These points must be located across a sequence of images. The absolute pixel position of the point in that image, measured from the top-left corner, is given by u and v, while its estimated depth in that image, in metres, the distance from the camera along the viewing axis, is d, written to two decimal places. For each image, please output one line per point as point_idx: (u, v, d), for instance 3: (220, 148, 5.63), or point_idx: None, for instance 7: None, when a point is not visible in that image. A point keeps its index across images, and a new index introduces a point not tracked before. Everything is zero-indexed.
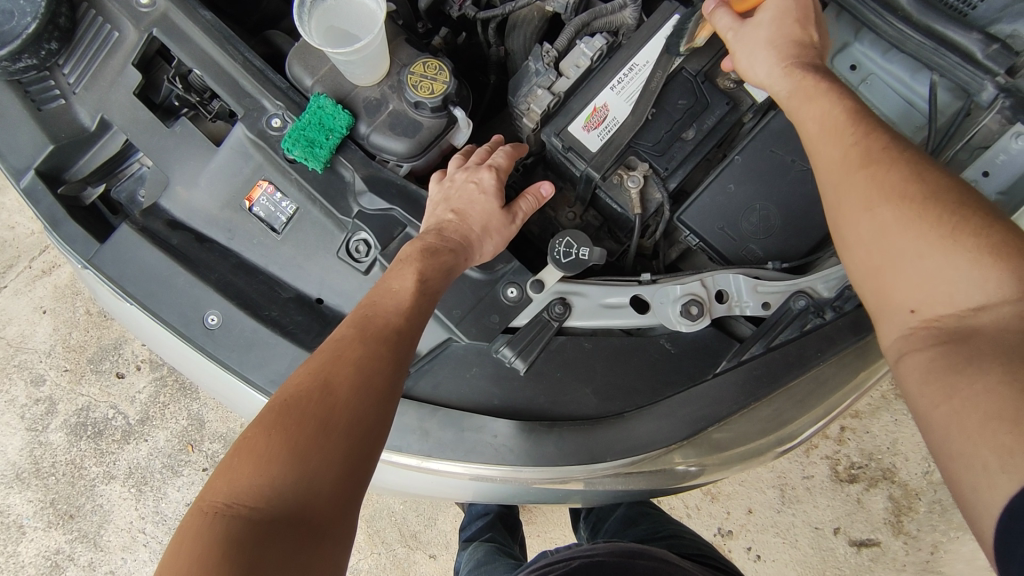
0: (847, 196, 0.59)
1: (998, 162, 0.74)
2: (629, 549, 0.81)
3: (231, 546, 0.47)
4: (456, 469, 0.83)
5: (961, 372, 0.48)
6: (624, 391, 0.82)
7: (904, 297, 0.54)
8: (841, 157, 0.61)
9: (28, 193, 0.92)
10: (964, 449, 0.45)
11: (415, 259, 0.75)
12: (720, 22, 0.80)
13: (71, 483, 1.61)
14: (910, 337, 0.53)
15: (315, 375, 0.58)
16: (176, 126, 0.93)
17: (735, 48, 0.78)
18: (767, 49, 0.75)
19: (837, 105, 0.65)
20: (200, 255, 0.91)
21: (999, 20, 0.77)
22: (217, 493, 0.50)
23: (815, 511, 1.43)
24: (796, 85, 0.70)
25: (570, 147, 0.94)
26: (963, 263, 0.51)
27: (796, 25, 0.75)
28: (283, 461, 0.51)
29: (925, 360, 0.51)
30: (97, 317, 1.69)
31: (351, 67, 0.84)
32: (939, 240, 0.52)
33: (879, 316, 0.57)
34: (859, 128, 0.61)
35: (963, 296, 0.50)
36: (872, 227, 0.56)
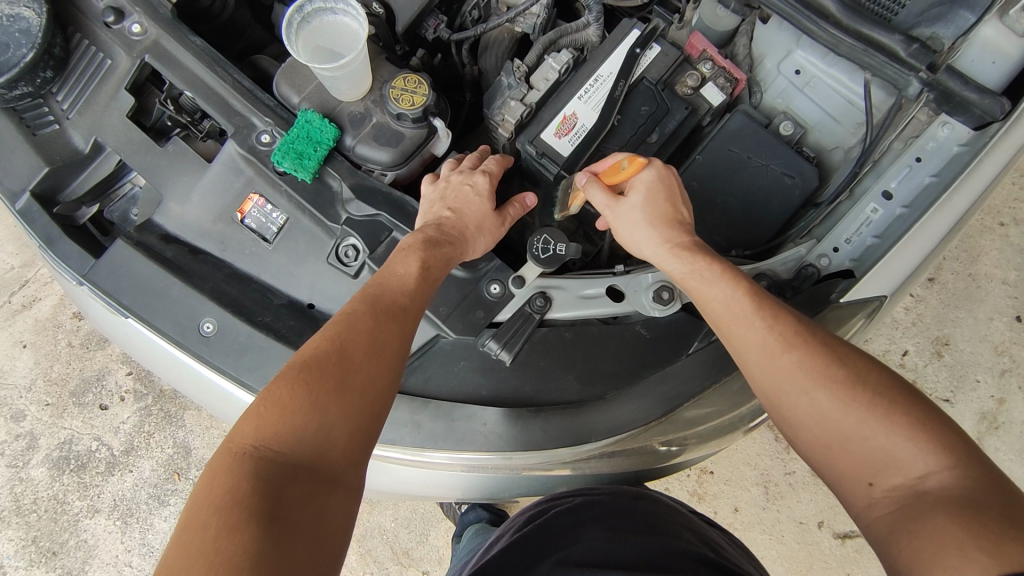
0: (775, 382, 0.67)
1: (929, 148, 0.86)
2: (634, 490, 0.88)
3: (260, 480, 0.53)
4: (449, 460, 0.87)
5: (915, 522, 0.56)
6: (604, 375, 0.88)
7: (861, 471, 0.61)
8: (761, 344, 0.68)
9: (24, 214, 0.95)
10: (923, 575, 0.53)
11: (418, 247, 0.78)
12: (594, 199, 0.87)
13: (53, 519, 1.59)
14: (875, 506, 0.60)
15: (334, 341, 0.63)
16: (169, 145, 0.98)
17: (616, 227, 0.86)
18: (647, 229, 0.82)
19: (738, 290, 0.72)
20: (194, 267, 0.95)
21: (918, 24, 0.85)
22: (245, 435, 0.56)
23: (799, 506, 1.49)
24: (688, 268, 0.76)
25: (544, 153, 1.00)
26: (901, 440, 0.59)
27: (667, 204, 0.83)
28: (305, 412, 0.57)
29: (889, 519, 0.58)
30: (79, 349, 1.69)
31: (336, 82, 0.90)
32: (874, 419, 0.61)
33: (841, 489, 0.63)
34: (767, 314, 0.69)
35: (909, 467, 0.58)
36: (811, 411, 0.64)
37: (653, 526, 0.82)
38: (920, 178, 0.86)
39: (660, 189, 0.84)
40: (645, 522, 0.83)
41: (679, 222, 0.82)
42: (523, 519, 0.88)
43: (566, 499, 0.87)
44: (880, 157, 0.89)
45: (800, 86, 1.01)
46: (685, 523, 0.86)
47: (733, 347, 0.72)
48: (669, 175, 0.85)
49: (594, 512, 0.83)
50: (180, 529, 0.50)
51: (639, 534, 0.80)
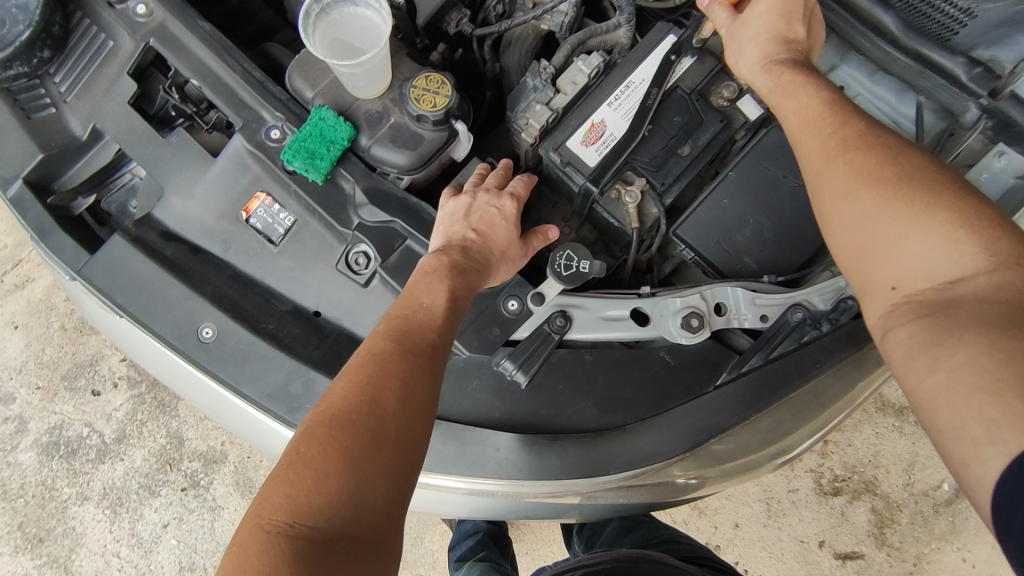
0: (831, 178, 0.63)
1: (981, 179, 0.79)
2: (637, 552, 0.83)
3: (299, 565, 0.49)
4: (456, 484, 0.83)
5: (942, 348, 0.51)
6: (626, 403, 0.83)
7: (885, 276, 0.58)
8: (822, 146, 0.65)
9: (16, 202, 0.89)
10: (950, 420, 0.49)
11: (443, 274, 0.75)
12: (717, 16, 0.82)
13: (41, 505, 1.55)
14: (892, 318, 0.56)
15: (362, 390, 0.59)
16: (172, 135, 0.92)
17: (727, 39, 0.81)
18: (755, 44, 0.77)
19: (817, 97, 0.68)
20: (194, 267, 0.89)
21: (977, 46, 0.78)
22: (276, 510, 0.52)
23: (800, 524, 1.45)
24: (775, 81, 0.73)
25: (569, 162, 0.94)
26: (936, 236, 0.55)
27: (784, 20, 0.77)
28: (340, 477, 0.53)
29: (908, 333, 0.54)
30: (73, 333, 1.64)
31: (353, 79, 0.84)
32: (911, 215, 0.57)
33: (865, 296, 0.60)
34: (839, 117, 0.66)
35: (940, 270, 0.55)
36: (852, 211, 0.61)
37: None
38: None
39: (789, 2, 0.77)
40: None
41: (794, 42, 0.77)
42: None
43: None
44: None
45: None
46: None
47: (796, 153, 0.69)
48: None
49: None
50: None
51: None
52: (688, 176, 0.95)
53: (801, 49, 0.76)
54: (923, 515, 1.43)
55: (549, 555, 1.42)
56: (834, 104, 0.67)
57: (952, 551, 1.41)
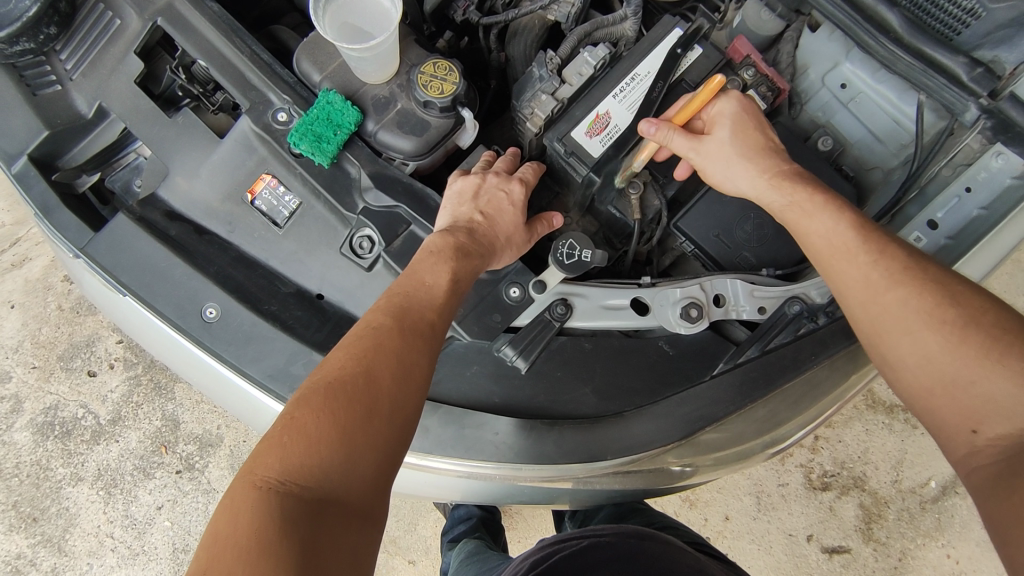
0: (882, 318, 0.67)
1: (980, 178, 0.83)
2: (639, 530, 0.81)
3: (288, 522, 0.50)
4: (454, 466, 0.84)
5: (1012, 477, 0.57)
6: (623, 391, 0.84)
7: (963, 419, 0.62)
8: (865, 280, 0.69)
9: (20, 178, 0.89)
10: (1021, 544, 0.53)
11: (448, 256, 0.75)
12: (676, 143, 0.88)
13: (35, 485, 1.55)
14: (976, 456, 0.61)
15: (358, 362, 0.61)
16: (178, 116, 0.92)
17: (703, 166, 0.88)
18: (742, 163, 0.84)
19: (843, 223, 0.72)
20: (198, 248, 0.90)
21: (981, 46, 0.78)
22: (268, 468, 0.53)
23: (789, 518, 1.47)
24: (789, 199, 0.78)
25: (572, 152, 0.94)
26: (1002, 379, 0.60)
27: (754, 134, 0.85)
28: (332, 443, 0.55)
29: (988, 473, 0.59)
30: (70, 313, 1.63)
31: (361, 63, 0.84)
32: (977, 361, 0.62)
33: (939, 434, 0.64)
34: (873, 247, 0.70)
35: (1016, 414, 0.59)
36: (914, 350, 0.65)
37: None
38: (969, 210, 0.83)
39: (749, 126, 0.86)
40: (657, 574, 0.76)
41: (770, 150, 0.84)
42: (527, 565, 0.77)
43: (570, 542, 0.78)
44: (926, 185, 0.87)
45: (844, 101, 0.98)
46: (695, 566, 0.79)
47: (829, 280, 0.73)
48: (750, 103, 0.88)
49: (603, 558, 0.76)
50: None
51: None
52: (691, 169, 0.97)
53: (780, 157, 0.84)
54: (909, 512, 1.46)
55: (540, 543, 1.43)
56: (857, 228, 0.71)
57: (936, 547, 1.44)
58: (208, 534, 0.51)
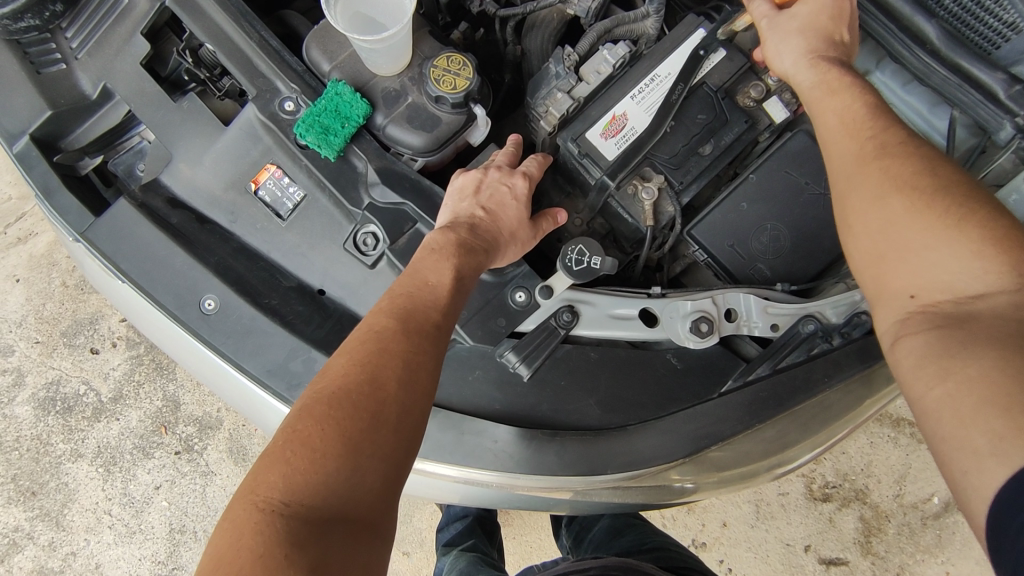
0: (857, 186, 0.60)
1: (1010, 200, 0.77)
2: (624, 562, 0.80)
3: (294, 545, 0.48)
4: (452, 472, 0.82)
5: (954, 359, 0.49)
6: (628, 404, 0.82)
7: (903, 284, 0.55)
8: (857, 150, 0.62)
9: (21, 158, 0.88)
10: (953, 429, 0.47)
11: (451, 251, 0.72)
12: (758, 8, 0.79)
13: (35, 459, 1.55)
14: (906, 321, 0.54)
15: (362, 370, 0.58)
16: (184, 101, 0.90)
17: (766, 31, 0.78)
18: (798, 38, 0.75)
19: (860, 101, 0.66)
20: (200, 237, 0.88)
21: (1019, 62, 0.75)
22: (271, 487, 0.51)
23: (788, 528, 1.45)
24: (818, 77, 0.71)
25: (586, 153, 0.93)
26: (964, 251, 0.52)
27: (830, 22, 0.75)
28: (338, 458, 0.52)
29: (920, 344, 0.52)
30: (74, 290, 1.63)
31: (373, 55, 0.81)
32: (942, 226, 0.54)
33: (878, 304, 0.58)
34: (879, 125, 0.63)
35: (961, 284, 0.52)
36: (879, 215, 0.58)
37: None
38: None
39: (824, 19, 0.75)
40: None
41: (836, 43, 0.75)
42: None
43: None
44: None
45: None
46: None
47: (825, 152, 0.67)
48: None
49: None
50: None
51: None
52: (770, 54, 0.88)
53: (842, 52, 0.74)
54: (909, 527, 1.44)
55: (536, 542, 1.42)
56: (875, 111, 0.65)
57: (936, 564, 1.42)
58: (209, 560, 0.48)
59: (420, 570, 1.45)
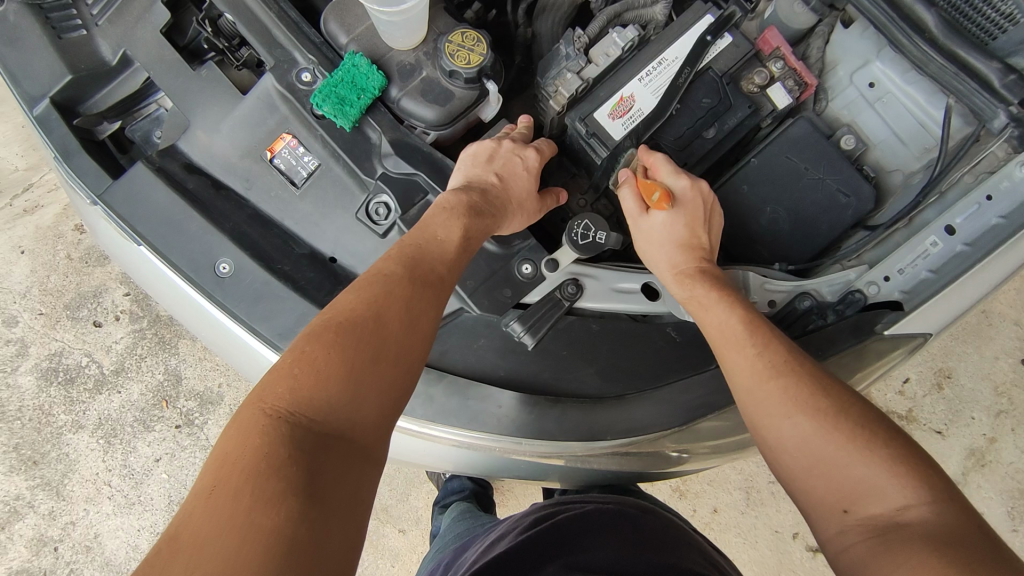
0: (762, 406, 0.64)
1: (1001, 187, 0.80)
2: (642, 504, 0.84)
3: (296, 451, 0.50)
4: (455, 436, 0.85)
5: (893, 551, 0.52)
6: (627, 374, 0.85)
7: (835, 499, 0.58)
8: (749, 366, 0.66)
9: (41, 121, 0.89)
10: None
11: (461, 212, 0.75)
12: (625, 204, 0.86)
13: (36, 429, 1.57)
14: (845, 536, 0.57)
15: (369, 306, 0.61)
16: (202, 70, 0.92)
17: (638, 238, 0.87)
18: (665, 250, 0.83)
19: (735, 314, 0.72)
20: (215, 203, 0.90)
21: (1014, 54, 0.78)
22: (278, 399, 0.53)
23: (776, 514, 1.49)
24: (688, 294, 0.78)
25: (594, 133, 0.95)
26: (884, 472, 0.56)
27: (687, 228, 0.83)
28: (341, 381, 0.55)
29: (864, 547, 0.55)
30: (78, 263, 1.64)
31: (391, 28, 0.84)
32: (857, 451, 0.58)
33: (814, 513, 0.60)
34: (759, 339, 0.68)
35: (889, 498, 0.55)
36: (793, 437, 0.61)
37: (658, 544, 0.75)
38: (987, 218, 0.81)
39: (682, 232, 0.83)
40: (647, 537, 0.77)
41: (697, 247, 0.82)
42: (529, 522, 0.82)
43: (572, 507, 0.82)
44: (946, 190, 0.84)
45: (870, 100, 0.97)
46: (691, 544, 0.80)
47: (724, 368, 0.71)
48: (699, 203, 0.83)
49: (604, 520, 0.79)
50: (208, 498, 0.47)
51: (639, 545, 0.74)
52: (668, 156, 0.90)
53: (705, 256, 0.82)
54: None
55: None
56: (748, 321, 0.70)
57: None
58: (213, 458, 0.50)
59: (416, 547, 1.48)
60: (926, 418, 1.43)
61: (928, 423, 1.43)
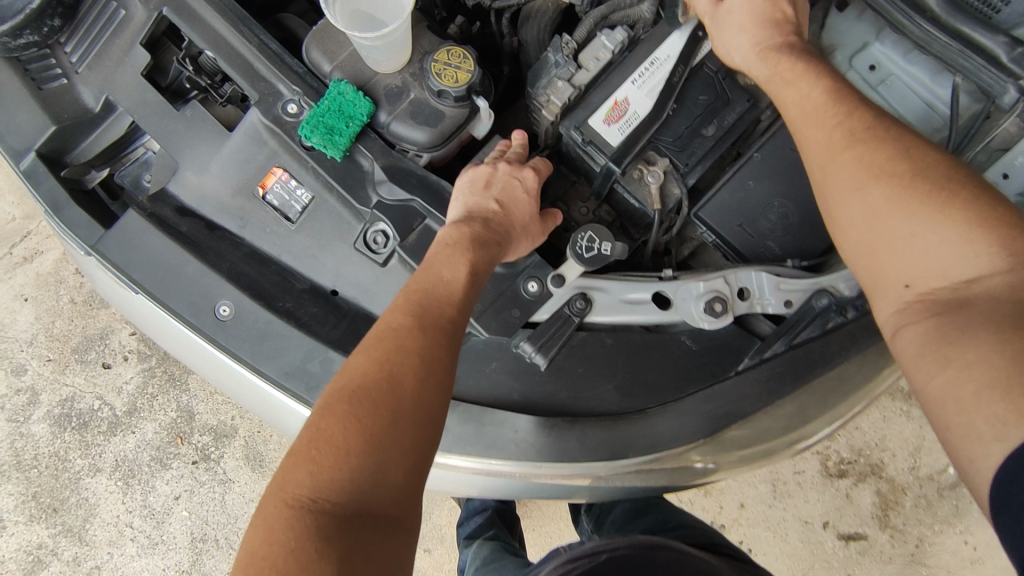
0: (836, 168, 0.66)
1: (1017, 163, 0.77)
2: (652, 540, 0.79)
3: (323, 540, 0.49)
4: (473, 465, 0.83)
5: (953, 348, 0.53)
6: (646, 388, 0.82)
7: (899, 275, 0.60)
8: (827, 140, 0.67)
9: (29, 174, 0.88)
10: (958, 417, 0.50)
11: (465, 245, 0.72)
12: (699, 5, 0.87)
13: (54, 476, 1.56)
14: (906, 305, 0.58)
15: (380, 367, 0.58)
16: (187, 109, 0.90)
17: (715, 32, 0.86)
18: (744, 32, 0.82)
19: (817, 89, 0.72)
20: (211, 244, 0.88)
21: (1021, 25, 0.76)
22: (299, 485, 0.52)
23: (806, 505, 1.45)
24: (772, 70, 0.77)
25: (590, 141, 0.92)
26: (952, 240, 0.57)
27: (766, 6, 0.82)
28: (360, 454, 0.53)
29: (920, 332, 0.56)
30: (83, 307, 1.63)
31: (374, 53, 0.82)
32: (928, 214, 0.58)
33: (878, 294, 0.62)
34: (844, 109, 0.68)
35: (957, 270, 0.56)
36: (862, 207, 0.62)
37: None
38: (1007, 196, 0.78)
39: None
40: None
41: (781, 22, 0.82)
42: None
43: (587, 557, 0.77)
44: None
45: (873, 84, 0.92)
46: None
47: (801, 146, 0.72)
48: None
49: None
50: None
51: None
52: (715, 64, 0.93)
53: (788, 31, 0.81)
54: (926, 498, 1.44)
55: (556, 533, 1.44)
56: (831, 92, 0.71)
57: (954, 533, 1.43)
58: (244, 558, 0.49)
59: (441, 566, 1.46)
60: None
61: None
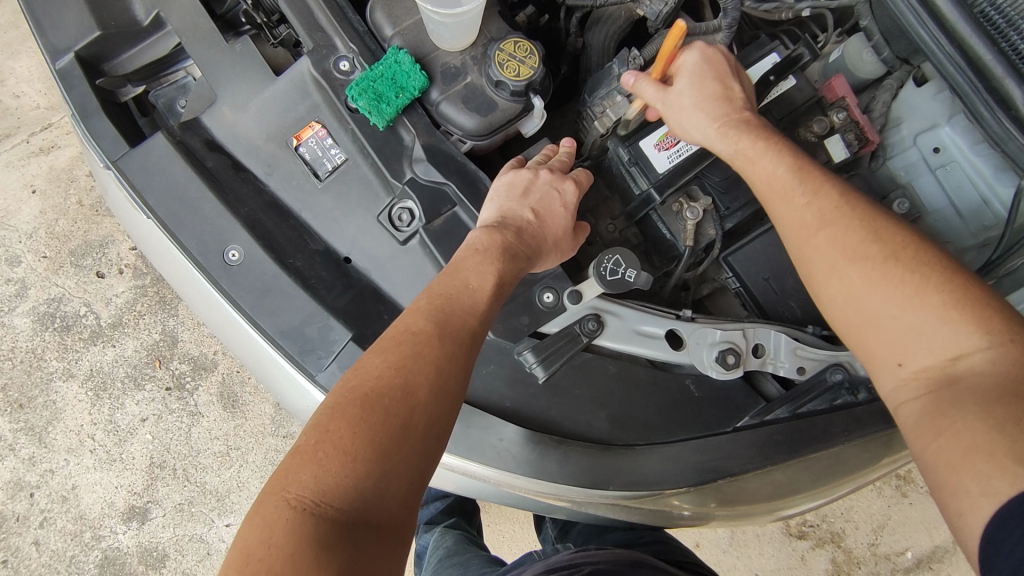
0: (811, 258, 0.66)
1: None
2: (630, 557, 0.79)
3: (323, 548, 0.47)
4: (453, 463, 0.81)
5: (943, 420, 0.54)
6: (639, 424, 0.81)
7: (890, 353, 0.60)
8: (799, 220, 0.67)
9: (63, 76, 0.85)
10: (948, 482, 0.52)
11: (496, 255, 0.69)
12: (647, 93, 0.81)
13: (27, 372, 1.54)
14: (901, 385, 0.59)
15: (397, 373, 0.56)
16: (237, 43, 0.87)
17: (671, 120, 0.81)
18: (698, 112, 0.78)
19: (782, 164, 0.70)
20: (233, 184, 0.85)
21: None
22: (303, 486, 0.49)
23: (759, 558, 1.44)
24: (732, 147, 0.75)
25: (636, 162, 0.90)
26: (932, 319, 0.57)
27: (714, 83, 0.79)
28: (368, 463, 0.51)
29: (917, 408, 0.57)
30: (89, 211, 1.60)
31: (440, 28, 0.79)
32: (899, 295, 0.59)
33: (872, 368, 0.62)
34: (810, 186, 0.67)
35: (940, 347, 0.57)
36: (843, 289, 0.63)
37: None
38: None
39: (715, 57, 0.80)
40: None
41: (731, 100, 0.79)
42: None
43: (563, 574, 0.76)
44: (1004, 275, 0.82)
45: (932, 166, 0.91)
46: None
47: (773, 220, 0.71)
48: (718, 54, 0.80)
49: None
50: None
51: None
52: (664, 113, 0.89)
53: (741, 107, 0.78)
54: None
55: (508, 532, 1.43)
56: (799, 168, 0.69)
57: None
58: (238, 553, 0.47)
59: None
60: (924, 481, 1.46)
61: (926, 486, 1.46)
